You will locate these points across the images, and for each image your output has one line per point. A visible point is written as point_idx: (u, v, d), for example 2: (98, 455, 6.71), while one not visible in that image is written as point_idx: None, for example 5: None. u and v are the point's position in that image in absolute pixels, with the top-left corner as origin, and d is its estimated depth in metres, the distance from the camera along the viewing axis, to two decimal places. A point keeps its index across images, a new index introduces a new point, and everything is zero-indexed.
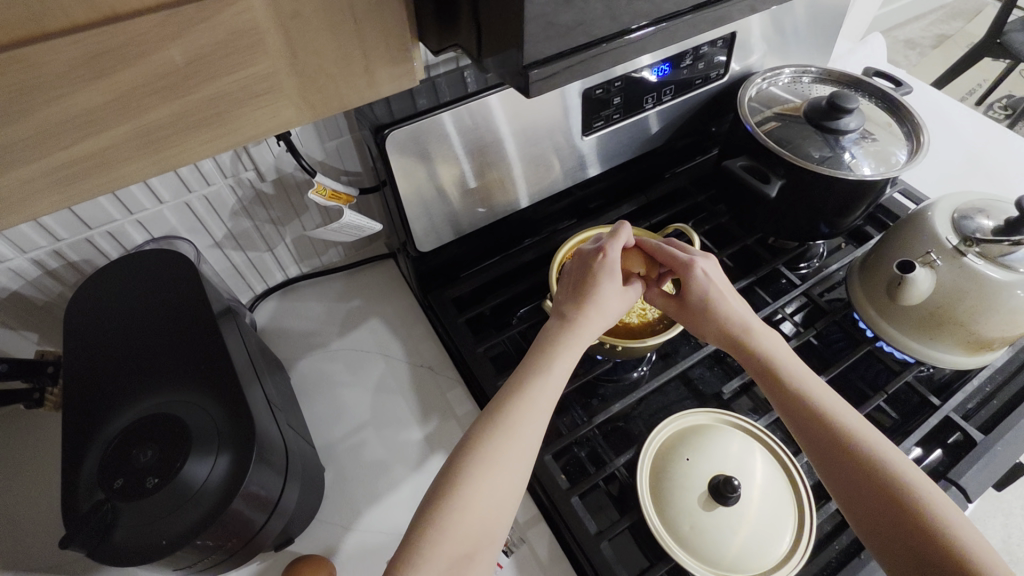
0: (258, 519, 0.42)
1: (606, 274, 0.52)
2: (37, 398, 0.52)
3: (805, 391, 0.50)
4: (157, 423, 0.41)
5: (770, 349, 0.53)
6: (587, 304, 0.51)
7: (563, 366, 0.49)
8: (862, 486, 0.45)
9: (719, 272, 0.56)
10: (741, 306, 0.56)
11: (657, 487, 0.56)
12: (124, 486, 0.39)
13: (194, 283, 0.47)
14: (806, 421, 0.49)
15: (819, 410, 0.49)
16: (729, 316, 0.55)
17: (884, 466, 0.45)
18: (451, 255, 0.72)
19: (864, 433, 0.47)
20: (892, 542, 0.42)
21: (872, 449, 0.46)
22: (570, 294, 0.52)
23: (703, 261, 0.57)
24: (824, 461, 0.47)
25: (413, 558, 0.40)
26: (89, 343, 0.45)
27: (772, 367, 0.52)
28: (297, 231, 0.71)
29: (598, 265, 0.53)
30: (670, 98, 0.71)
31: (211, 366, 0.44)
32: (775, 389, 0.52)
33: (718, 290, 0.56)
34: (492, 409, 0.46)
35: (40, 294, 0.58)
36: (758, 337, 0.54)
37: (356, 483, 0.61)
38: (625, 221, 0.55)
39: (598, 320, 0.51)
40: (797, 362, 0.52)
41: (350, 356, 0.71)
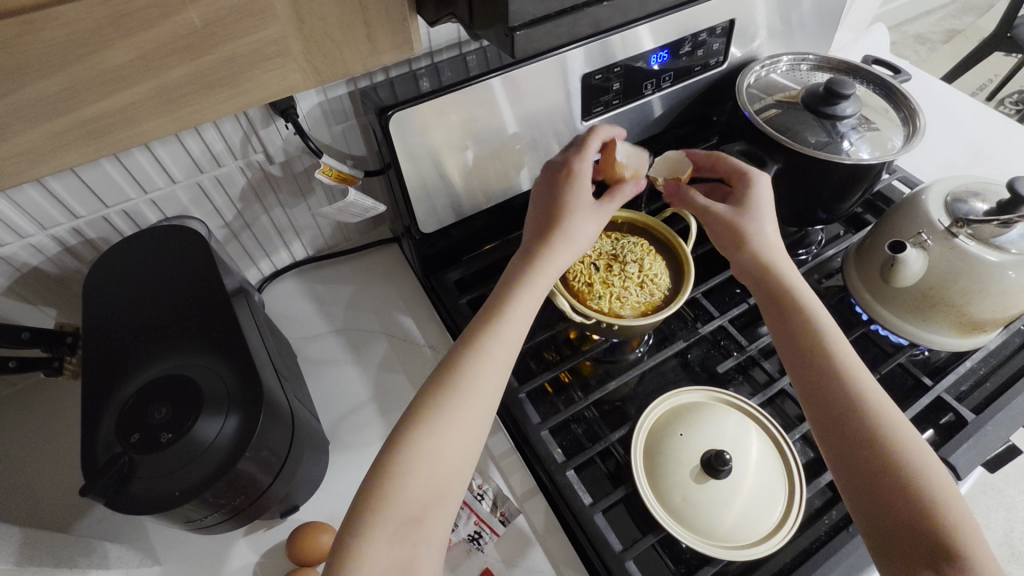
0: (264, 479, 0.45)
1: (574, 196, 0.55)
2: (56, 366, 0.54)
3: (820, 336, 0.52)
4: (168, 383, 0.43)
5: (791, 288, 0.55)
6: (552, 236, 0.53)
7: (523, 307, 0.51)
8: (854, 440, 0.46)
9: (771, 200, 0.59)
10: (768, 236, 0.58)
11: (651, 462, 0.58)
12: (140, 440, 0.40)
13: (208, 258, 0.49)
14: (811, 363, 0.51)
15: (828, 359, 0.50)
16: (754, 258, 0.57)
17: (876, 416, 0.46)
18: (454, 238, 0.74)
19: (865, 384, 0.48)
20: (874, 497, 0.44)
21: (870, 403, 0.47)
22: (543, 222, 0.55)
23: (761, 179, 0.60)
24: (820, 401, 0.49)
25: (359, 524, 0.41)
26: (108, 311, 0.48)
27: (790, 308, 0.54)
28: (304, 213, 0.73)
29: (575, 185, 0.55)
30: (669, 84, 0.73)
31: (222, 334, 0.46)
32: (788, 331, 0.53)
33: (763, 215, 0.58)
34: (450, 362, 0.48)
35: (59, 268, 0.61)
36: (779, 278, 0.55)
37: (359, 455, 0.63)
38: (596, 129, 0.57)
39: (569, 245, 0.54)
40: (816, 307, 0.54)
41: (355, 335, 0.73)
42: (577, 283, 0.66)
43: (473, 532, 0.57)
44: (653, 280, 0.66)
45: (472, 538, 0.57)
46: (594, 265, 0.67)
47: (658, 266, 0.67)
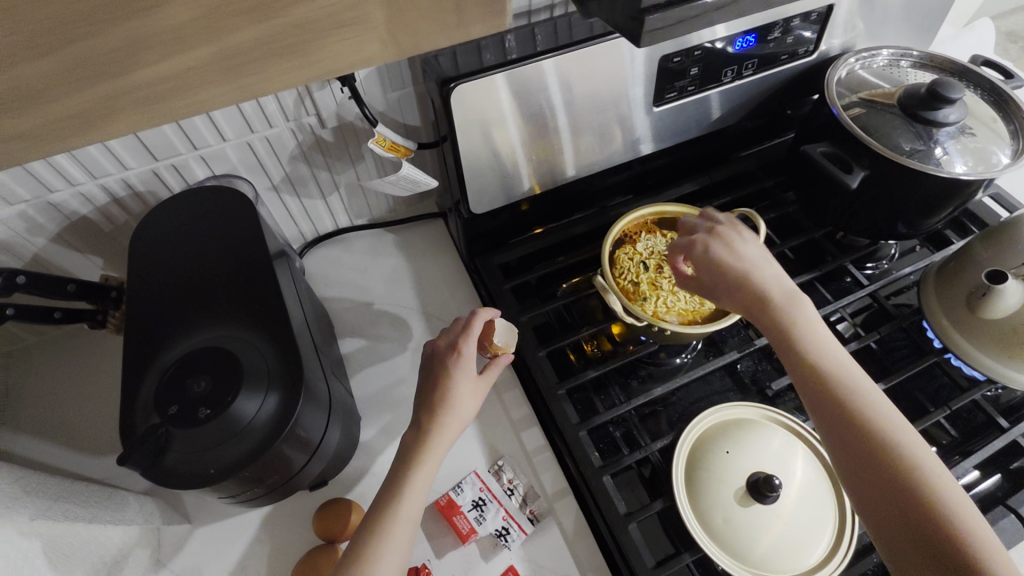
0: (299, 458, 0.44)
1: (460, 371, 0.52)
2: (100, 319, 0.54)
3: (817, 355, 0.47)
4: (207, 354, 0.41)
5: (786, 310, 0.50)
6: (443, 408, 0.50)
7: (419, 483, 0.47)
8: (873, 464, 0.42)
9: (742, 245, 0.54)
10: (735, 252, 0.54)
11: (693, 477, 0.55)
12: (178, 413, 0.39)
13: (254, 225, 0.48)
14: (812, 388, 0.46)
15: (828, 379, 0.46)
16: (745, 286, 0.51)
17: (863, 411, 0.44)
18: (503, 219, 0.71)
19: (871, 402, 0.44)
20: (895, 527, 0.40)
21: (885, 426, 0.43)
22: (427, 392, 0.52)
23: (708, 241, 0.55)
24: (828, 423, 0.45)
25: None
26: (156, 270, 0.46)
27: (786, 330, 0.49)
28: (352, 180, 0.71)
29: (456, 363, 0.52)
30: (750, 72, 0.67)
31: (265, 304, 0.44)
32: (787, 353, 0.49)
33: (731, 261, 0.53)
34: (365, 529, 0.45)
35: (106, 219, 0.61)
36: (772, 300, 0.50)
37: (390, 434, 0.62)
38: (479, 311, 0.55)
39: (458, 418, 0.50)
40: (815, 325, 0.49)
41: (393, 311, 0.72)
42: (624, 281, 0.63)
43: (501, 528, 0.55)
44: None
45: (499, 534, 0.55)
46: (644, 263, 0.63)
47: None
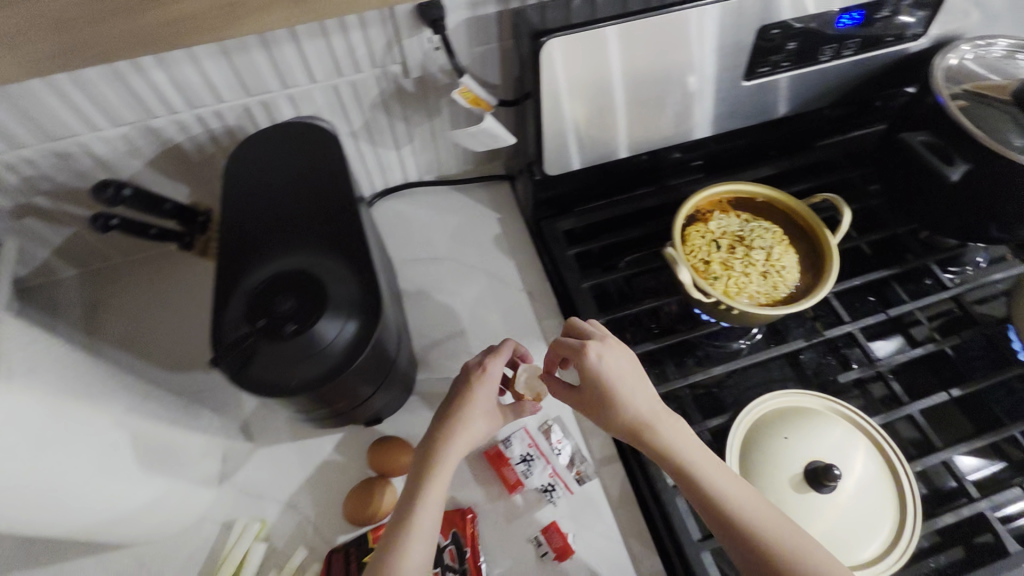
0: (366, 388, 0.46)
1: (481, 392, 0.52)
2: (188, 242, 0.57)
3: (740, 513, 0.46)
4: (293, 278, 0.43)
5: (703, 463, 0.48)
6: (459, 427, 0.51)
7: (435, 497, 0.48)
8: (782, 566, 0.43)
9: (617, 358, 0.51)
10: (612, 371, 0.51)
11: (748, 459, 0.54)
12: (266, 326, 0.40)
13: (341, 166, 0.49)
14: (733, 539, 0.45)
15: (748, 537, 0.45)
16: (673, 450, 0.48)
17: (778, 556, 0.44)
18: (573, 185, 0.70)
19: (783, 542, 0.45)
20: None
21: (793, 547, 0.44)
22: (443, 412, 0.53)
23: (596, 349, 0.51)
24: (746, 566, 0.45)
25: None
26: (247, 195, 0.48)
27: (709, 491, 0.47)
28: (426, 135, 0.72)
29: (478, 384, 0.53)
30: (851, 53, 0.64)
31: (348, 237, 0.46)
32: (704, 509, 0.47)
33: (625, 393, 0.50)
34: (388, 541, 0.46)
35: (197, 150, 0.63)
36: (696, 466, 0.48)
37: (444, 384, 0.63)
38: (508, 339, 0.56)
39: (471, 435, 0.51)
40: (723, 472, 0.48)
41: (454, 267, 0.73)
42: (694, 259, 0.59)
43: (548, 484, 0.56)
44: (779, 272, 0.58)
45: (545, 489, 0.56)
46: (716, 243, 0.60)
47: (788, 258, 0.59)
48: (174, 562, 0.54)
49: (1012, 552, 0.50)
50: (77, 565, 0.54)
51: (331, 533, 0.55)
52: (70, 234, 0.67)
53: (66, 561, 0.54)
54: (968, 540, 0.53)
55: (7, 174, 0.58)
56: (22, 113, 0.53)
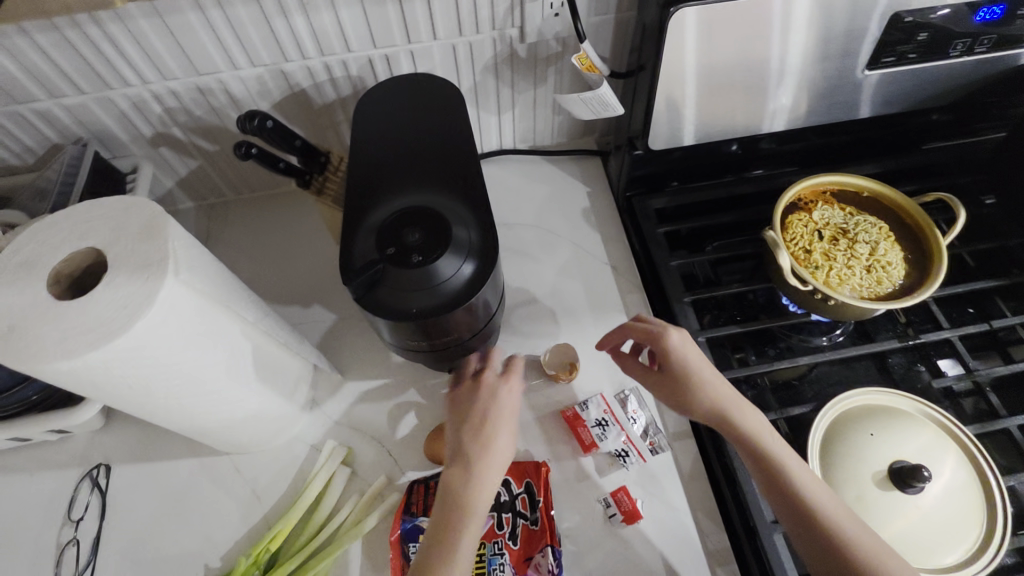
0: (470, 328, 0.48)
1: (510, 396, 0.51)
2: (306, 180, 0.61)
3: (805, 488, 0.45)
4: (420, 214, 0.45)
5: (768, 438, 0.48)
6: (495, 427, 0.49)
7: (484, 496, 0.46)
8: (846, 552, 0.43)
9: (693, 344, 0.53)
10: (690, 352, 0.52)
11: (829, 450, 0.54)
12: (395, 255, 0.43)
13: (465, 127, 0.52)
14: (798, 517, 0.45)
15: (813, 512, 0.44)
16: (743, 426, 0.48)
17: (844, 535, 0.43)
18: (669, 164, 0.70)
19: (845, 522, 0.44)
20: None
21: (851, 530, 0.44)
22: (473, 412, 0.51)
23: (675, 332, 0.53)
24: (809, 546, 0.44)
25: None
26: (376, 140, 0.52)
27: (774, 465, 0.46)
28: (528, 103, 0.74)
29: (505, 390, 0.52)
30: (984, 49, 0.62)
31: (470, 185, 0.48)
32: (770, 482, 0.46)
33: (703, 369, 0.51)
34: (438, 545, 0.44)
35: (318, 97, 0.67)
36: (761, 440, 0.48)
37: (525, 343, 0.66)
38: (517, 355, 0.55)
39: (510, 436, 0.50)
40: (786, 448, 0.48)
41: (540, 234, 0.74)
42: (793, 247, 0.59)
43: (621, 449, 0.57)
44: (884, 267, 0.57)
45: (618, 454, 0.57)
46: (818, 232, 0.60)
47: (894, 254, 0.58)
48: (267, 474, 0.59)
49: None
50: (182, 464, 0.59)
51: (409, 467, 0.58)
52: (194, 166, 0.73)
53: (174, 459, 0.60)
54: None
55: (153, 103, 0.63)
56: (177, 45, 0.57)
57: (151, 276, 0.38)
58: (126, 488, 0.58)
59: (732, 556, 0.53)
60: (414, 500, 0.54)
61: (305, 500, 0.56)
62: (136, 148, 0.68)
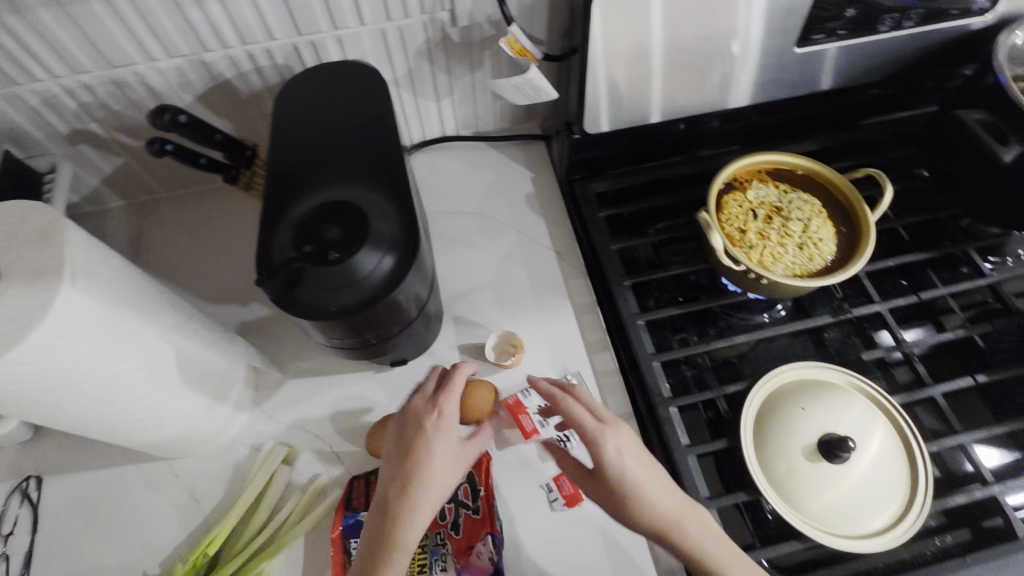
0: (398, 322, 0.47)
1: (440, 438, 0.48)
2: (234, 175, 0.60)
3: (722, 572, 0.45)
4: (338, 209, 0.44)
5: (691, 525, 0.46)
6: (416, 480, 0.46)
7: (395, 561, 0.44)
8: None
9: (629, 441, 0.48)
10: (625, 455, 0.47)
11: (762, 426, 0.55)
12: (312, 252, 0.42)
13: (388, 115, 0.51)
14: None
15: None
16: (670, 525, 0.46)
17: None
18: (610, 147, 0.70)
19: None
20: None
21: None
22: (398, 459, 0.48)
23: (610, 437, 0.47)
24: None
25: None
26: (295, 131, 0.50)
27: (693, 553, 0.46)
28: (467, 88, 0.72)
29: (433, 428, 0.48)
30: (912, 24, 0.63)
31: (391, 175, 0.47)
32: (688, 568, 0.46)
33: (636, 474, 0.47)
34: None
35: (245, 87, 0.65)
36: (683, 529, 0.46)
37: (468, 333, 0.65)
38: (466, 364, 0.53)
39: (433, 488, 0.46)
40: (705, 526, 0.47)
41: (484, 222, 0.73)
42: (729, 227, 0.59)
43: (562, 434, 0.58)
44: (815, 244, 0.58)
45: (559, 439, 0.58)
46: (753, 212, 0.60)
47: (826, 230, 0.59)
48: (206, 479, 0.58)
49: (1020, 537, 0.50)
50: (117, 472, 0.58)
51: (351, 463, 0.58)
52: (120, 163, 0.70)
53: (109, 467, 0.58)
54: (977, 523, 0.53)
55: (67, 99, 0.60)
56: (84, 37, 0.54)
57: (44, 285, 0.36)
58: (60, 500, 0.57)
59: None
60: (355, 496, 0.54)
61: (244, 501, 0.55)
62: (53, 146, 0.65)
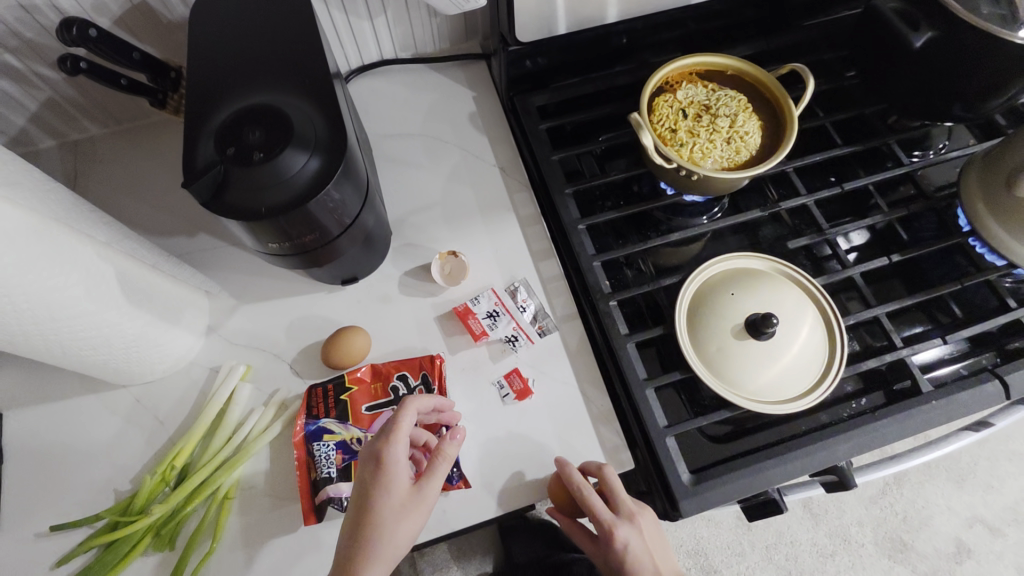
0: (336, 227, 0.48)
1: (393, 477, 0.49)
2: (160, 99, 0.59)
3: None
4: (260, 112, 0.44)
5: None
6: (373, 524, 0.47)
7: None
8: None
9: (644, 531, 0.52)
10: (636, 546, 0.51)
11: (695, 313, 0.58)
12: (235, 155, 0.42)
13: (306, 19, 0.50)
14: None
15: None
16: None
17: None
18: (547, 60, 0.70)
19: None
20: None
21: None
22: (361, 507, 0.48)
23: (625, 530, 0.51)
24: None
25: None
26: (213, 41, 0.49)
27: None
28: (399, 5, 0.70)
29: (397, 474, 0.49)
30: None
31: (313, 79, 0.47)
32: None
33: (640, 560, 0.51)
34: None
35: (164, 6, 0.62)
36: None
37: (418, 250, 0.67)
38: (404, 402, 0.51)
39: (395, 530, 0.47)
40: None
41: (429, 142, 0.74)
42: (660, 127, 0.61)
43: (510, 335, 0.61)
44: (742, 138, 0.60)
45: (508, 340, 0.60)
46: (683, 111, 0.61)
47: (752, 125, 0.61)
48: (167, 402, 0.59)
49: (924, 392, 0.56)
50: (79, 402, 0.59)
51: (310, 377, 0.60)
52: (44, 100, 0.67)
53: (71, 398, 0.59)
54: (890, 386, 0.58)
55: None
56: None
57: None
58: (23, 433, 0.58)
59: (614, 415, 0.58)
60: (314, 403, 0.57)
61: (206, 418, 0.57)
62: None
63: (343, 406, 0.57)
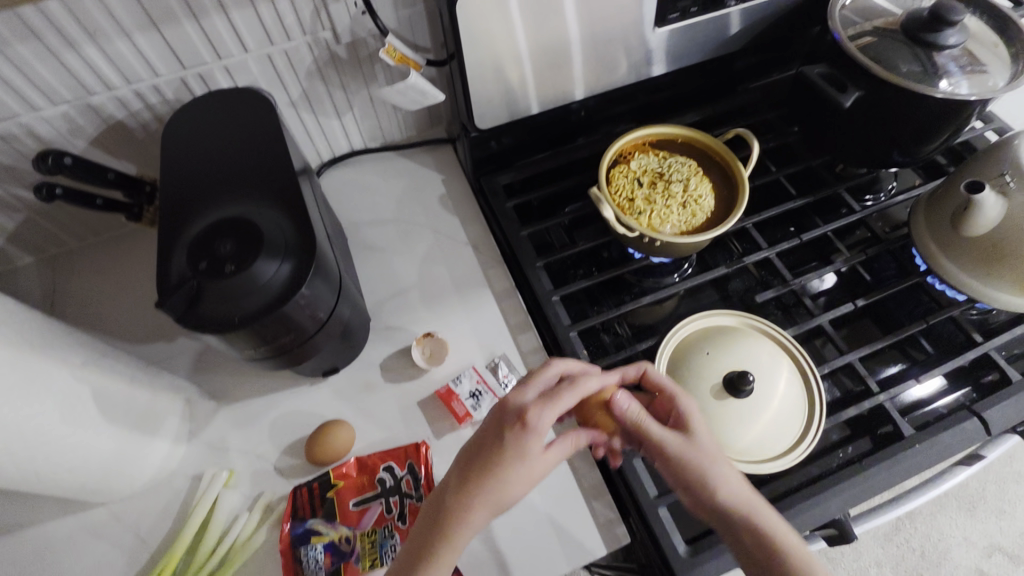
0: (311, 326, 0.49)
1: (527, 436, 0.45)
2: (136, 212, 0.61)
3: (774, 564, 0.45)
4: (232, 223, 0.46)
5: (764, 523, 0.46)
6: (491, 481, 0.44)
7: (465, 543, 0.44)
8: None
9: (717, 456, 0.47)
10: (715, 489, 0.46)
11: (674, 375, 0.59)
12: (208, 268, 0.44)
13: (273, 131, 0.53)
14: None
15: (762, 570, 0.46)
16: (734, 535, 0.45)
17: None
18: (508, 141, 0.74)
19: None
20: None
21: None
22: (482, 457, 0.46)
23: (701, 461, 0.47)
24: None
25: None
26: (186, 158, 0.51)
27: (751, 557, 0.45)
28: (365, 102, 0.74)
29: (527, 437, 0.45)
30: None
31: (281, 187, 0.49)
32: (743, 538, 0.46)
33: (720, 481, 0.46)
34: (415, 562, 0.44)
35: (139, 125, 0.65)
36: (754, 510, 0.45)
37: (397, 334, 0.67)
38: (555, 366, 0.48)
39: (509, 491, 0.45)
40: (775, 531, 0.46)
41: (402, 227, 0.76)
42: (619, 197, 0.64)
43: None
44: (696, 201, 0.63)
45: None
46: (638, 180, 0.65)
47: (704, 187, 0.64)
48: (148, 517, 0.58)
49: (907, 435, 0.56)
50: (56, 525, 0.57)
51: (295, 476, 0.59)
52: (23, 219, 0.69)
53: (47, 522, 0.57)
54: (874, 430, 0.59)
55: None
56: None
57: None
58: None
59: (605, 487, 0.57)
60: (300, 504, 0.56)
61: (189, 530, 0.56)
62: None
63: (329, 504, 0.56)
